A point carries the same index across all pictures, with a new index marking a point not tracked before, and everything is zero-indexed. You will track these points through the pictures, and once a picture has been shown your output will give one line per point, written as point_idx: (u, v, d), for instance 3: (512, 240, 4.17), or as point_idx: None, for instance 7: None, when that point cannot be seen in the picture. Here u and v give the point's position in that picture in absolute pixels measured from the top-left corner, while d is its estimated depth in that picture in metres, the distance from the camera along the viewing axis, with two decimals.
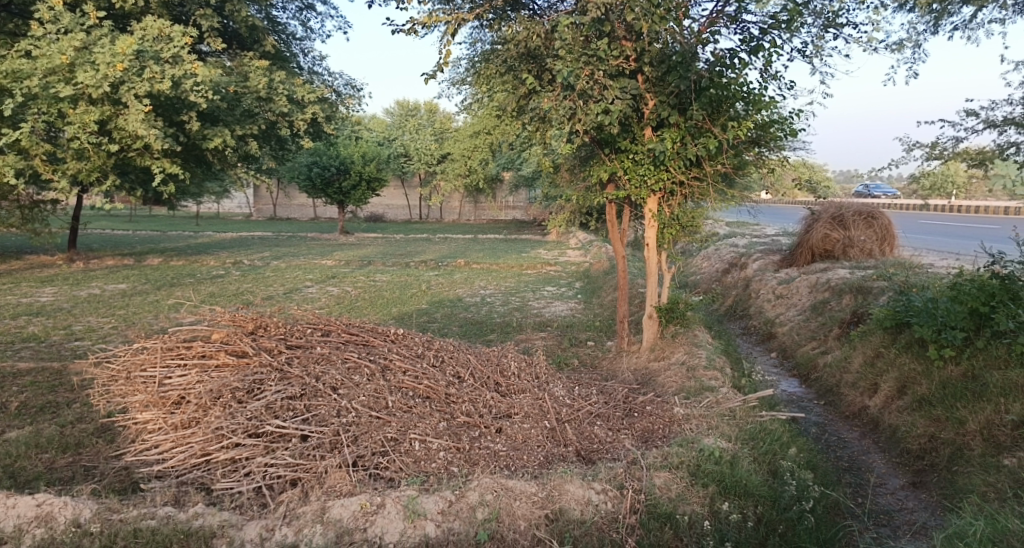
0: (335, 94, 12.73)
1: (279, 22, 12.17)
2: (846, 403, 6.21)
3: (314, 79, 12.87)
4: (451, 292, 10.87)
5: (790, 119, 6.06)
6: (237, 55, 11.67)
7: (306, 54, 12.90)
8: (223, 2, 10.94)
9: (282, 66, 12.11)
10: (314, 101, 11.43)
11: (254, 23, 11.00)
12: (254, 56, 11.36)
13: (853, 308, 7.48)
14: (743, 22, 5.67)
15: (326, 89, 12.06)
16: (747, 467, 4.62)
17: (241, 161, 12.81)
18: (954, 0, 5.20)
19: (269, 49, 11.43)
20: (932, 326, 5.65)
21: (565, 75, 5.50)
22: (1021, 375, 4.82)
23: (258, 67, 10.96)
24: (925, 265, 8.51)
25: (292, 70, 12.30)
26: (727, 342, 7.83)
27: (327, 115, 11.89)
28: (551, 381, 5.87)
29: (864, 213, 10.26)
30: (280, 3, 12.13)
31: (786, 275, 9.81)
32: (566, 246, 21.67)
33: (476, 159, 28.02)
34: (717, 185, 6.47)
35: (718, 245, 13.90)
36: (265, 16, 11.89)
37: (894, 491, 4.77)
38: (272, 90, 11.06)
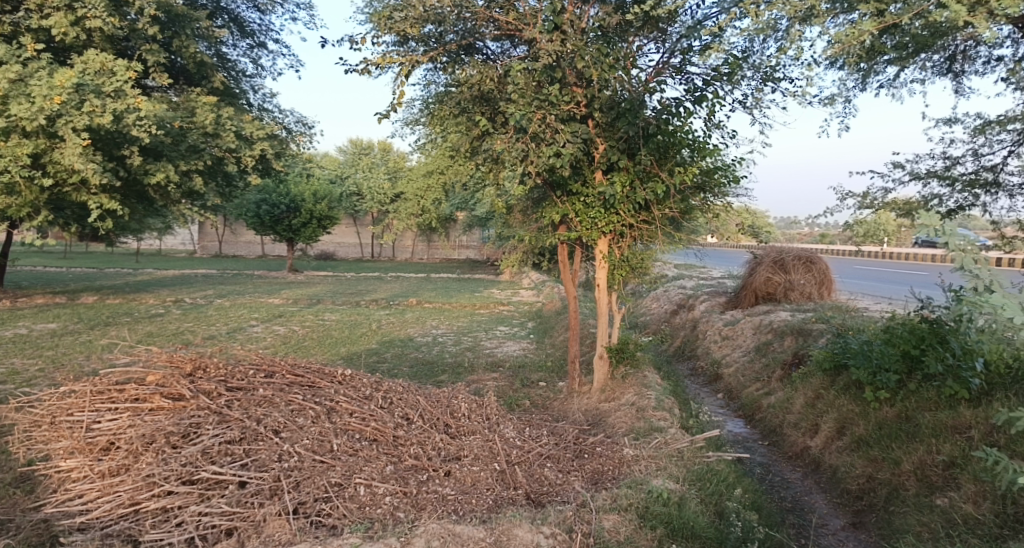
0: (285, 131, 12.67)
1: (229, 59, 12.12)
2: (789, 443, 6.33)
3: (264, 115, 12.80)
4: (402, 332, 10.73)
5: (733, 166, 6.31)
6: (185, 90, 11.52)
7: (256, 91, 12.83)
8: (170, 37, 10.83)
9: (231, 102, 11.99)
10: (263, 137, 11.28)
11: (203, 60, 10.94)
12: (201, 92, 11.20)
13: (794, 350, 7.69)
14: (688, 73, 5.91)
15: (276, 126, 11.99)
16: (694, 509, 4.67)
17: (186, 196, 12.53)
18: (879, 61, 5.20)
19: (218, 85, 11.33)
20: (868, 368, 5.86)
21: (517, 119, 5.59)
22: (950, 416, 5.01)
23: (205, 102, 10.78)
24: (860, 309, 8.85)
25: (241, 107, 12.19)
26: (676, 383, 7.92)
27: (276, 152, 11.81)
28: (501, 422, 5.81)
29: (803, 258, 10.66)
30: (231, 40, 12.11)
31: (731, 317, 10.04)
32: (518, 287, 21.76)
33: (429, 199, 28.15)
34: (665, 228, 6.63)
35: (667, 287, 14.17)
36: (214, 52, 11.83)
37: (835, 531, 4.87)
38: (219, 125, 10.87)
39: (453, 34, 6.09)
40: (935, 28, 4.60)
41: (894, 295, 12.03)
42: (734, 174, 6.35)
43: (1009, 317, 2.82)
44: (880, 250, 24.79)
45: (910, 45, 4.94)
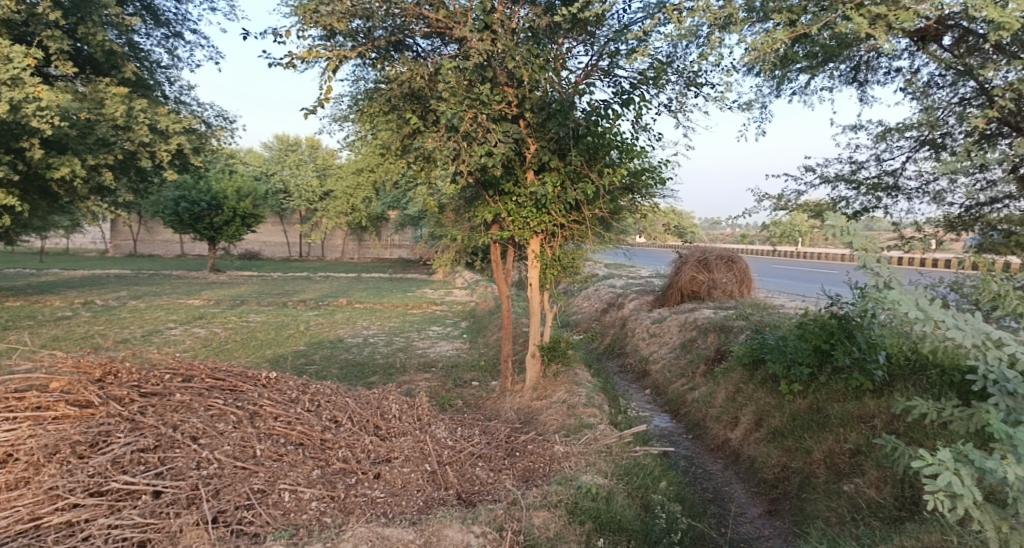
0: (205, 126, 12.15)
1: (142, 49, 11.54)
2: (711, 436, 6.56)
3: (180, 109, 12.28)
4: (332, 333, 10.48)
5: (659, 168, 6.50)
6: (92, 80, 10.87)
7: (173, 83, 12.26)
8: (75, 24, 10.19)
9: (144, 94, 11.43)
10: (180, 131, 10.77)
11: (112, 48, 10.38)
12: (111, 82, 10.59)
13: (717, 346, 7.98)
14: (616, 76, 6.03)
15: (195, 119, 11.49)
16: (621, 503, 4.81)
17: (94, 192, 11.85)
18: (791, 68, 5.33)
19: (129, 75, 10.78)
20: (783, 362, 6.16)
21: (448, 117, 5.56)
22: (855, 406, 5.33)
23: (115, 93, 10.11)
24: (776, 306, 9.27)
25: (156, 99, 11.63)
26: (606, 380, 8.09)
27: (194, 147, 11.31)
28: (433, 423, 5.76)
29: (724, 257, 11.07)
30: (144, 29, 11.52)
31: (658, 315, 10.31)
32: (452, 287, 21.70)
33: (359, 198, 27.68)
34: (595, 228, 6.75)
35: (597, 285, 14.43)
36: (125, 41, 11.24)
37: (752, 519, 5.15)
38: (131, 118, 10.25)
39: (381, 30, 6.00)
40: (841, 39, 4.82)
41: (808, 293, 12.63)
42: (660, 176, 6.54)
43: (904, 313, 3.00)
44: (794, 250, 26.10)
45: (820, 54, 5.15)
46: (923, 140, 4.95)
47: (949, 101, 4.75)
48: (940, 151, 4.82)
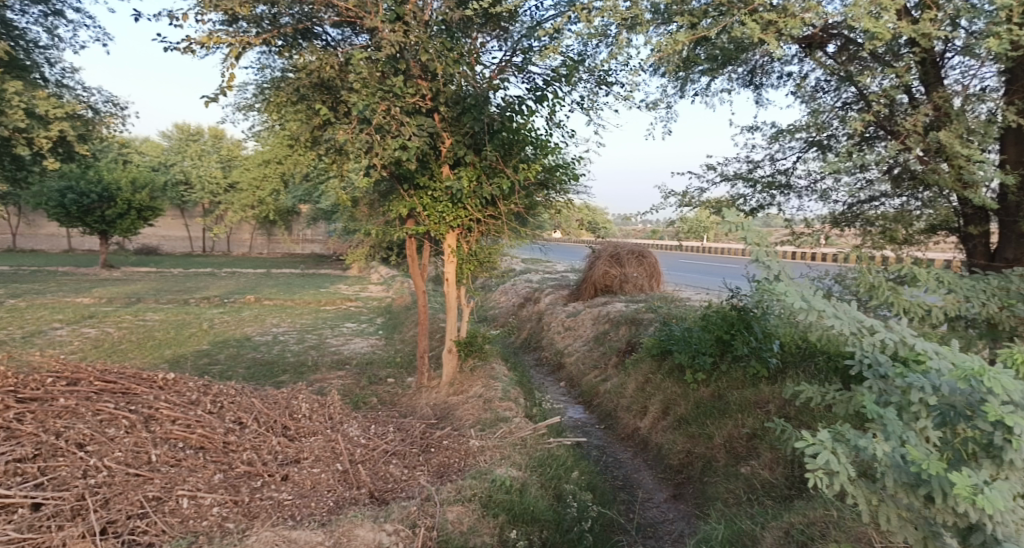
0: (92, 111, 11.30)
1: (16, 26, 10.59)
2: (622, 425, 6.77)
3: (63, 92, 11.38)
4: (238, 331, 10.06)
5: (573, 165, 6.63)
6: None
7: (54, 64, 11.34)
8: None
9: (20, 76, 10.51)
10: (62, 117, 9.98)
11: None
12: None
13: (628, 338, 8.22)
14: (529, 72, 6.09)
15: (78, 103, 10.66)
16: (535, 494, 4.88)
17: None
18: (693, 70, 5.57)
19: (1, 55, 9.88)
20: (689, 351, 6.47)
21: (360, 108, 5.42)
22: (753, 393, 5.68)
23: None
24: (683, 299, 9.65)
25: (33, 81, 10.72)
26: (522, 373, 8.18)
27: (77, 133, 10.52)
28: (345, 421, 5.64)
29: (636, 252, 11.42)
30: (17, 4, 10.56)
31: (573, 309, 10.51)
32: (366, 282, 21.33)
33: (266, 191, 26.65)
34: (510, 223, 6.78)
35: (514, 280, 14.54)
36: None
37: (659, 504, 5.42)
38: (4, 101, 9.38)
39: (288, 17, 5.80)
40: (738, 43, 5.03)
41: (712, 286, 13.19)
42: (573, 172, 6.66)
43: (791, 303, 3.21)
44: (700, 245, 27.32)
45: (720, 57, 5.40)
46: (811, 140, 5.23)
47: (833, 105, 5.06)
48: (826, 152, 5.12)
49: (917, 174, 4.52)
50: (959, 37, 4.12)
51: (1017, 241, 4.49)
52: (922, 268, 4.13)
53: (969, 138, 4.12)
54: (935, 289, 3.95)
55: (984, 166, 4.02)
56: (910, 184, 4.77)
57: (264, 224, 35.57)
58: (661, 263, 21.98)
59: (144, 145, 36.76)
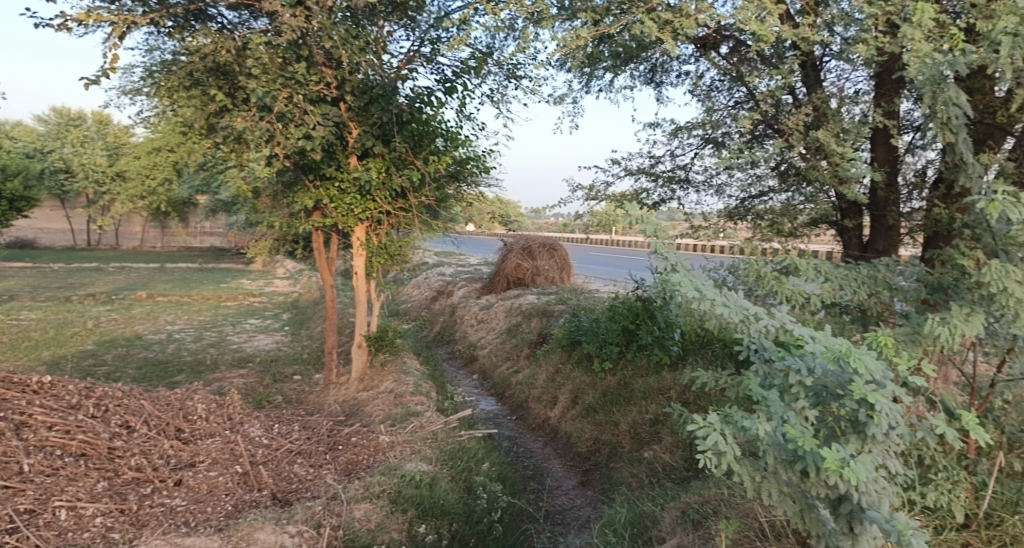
0: None
1: None
2: (533, 416, 6.87)
3: None
4: (127, 330, 9.43)
5: (484, 157, 6.63)
6: None
7: None
8: None
9: None
10: None
11: None
12: None
13: (539, 330, 8.34)
14: (438, 63, 6.02)
15: None
16: (445, 487, 4.87)
17: None
18: (598, 67, 5.68)
19: None
20: (597, 341, 6.67)
21: (260, 96, 5.18)
22: (656, 380, 5.92)
23: None
24: (592, 291, 9.91)
25: None
26: (434, 367, 8.15)
27: None
28: (245, 421, 5.41)
29: (547, 245, 11.65)
30: None
31: (485, 301, 10.57)
32: (271, 277, 20.54)
33: (158, 179, 25.38)
34: (421, 216, 6.70)
35: (427, 274, 14.44)
36: None
37: (567, 491, 5.55)
38: None
39: None
40: (639, 41, 5.18)
41: (619, 277, 13.62)
42: (485, 164, 6.66)
43: (685, 292, 3.35)
44: (609, 238, 28.27)
45: (622, 55, 5.54)
46: (707, 137, 5.47)
47: (727, 104, 5.31)
48: (721, 149, 5.37)
49: (802, 170, 4.82)
50: (835, 43, 4.41)
51: (886, 234, 4.86)
52: (803, 259, 4.41)
53: (845, 137, 4.44)
54: (814, 278, 4.23)
55: (856, 164, 4.30)
56: (796, 179, 5.11)
57: (160, 216, 33.56)
58: (571, 256, 22.56)
59: (18, 129, 33.67)
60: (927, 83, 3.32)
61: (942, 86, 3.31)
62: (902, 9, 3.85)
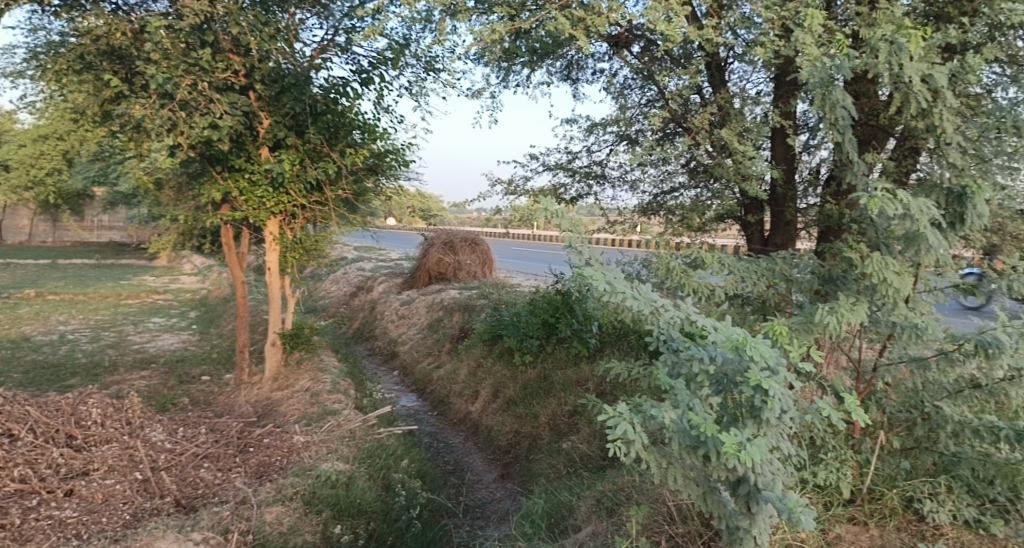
0: None
1: None
2: (454, 410, 6.86)
3: None
4: (11, 332, 8.72)
5: (403, 150, 6.53)
6: None
7: None
8: None
9: None
10: None
11: None
12: None
13: (460, 324, 8.33)
14: (353, 53, 5.86)
15: None
16: (362, 486, 4.79)
17: None
18: (516, 62, 5.71)
19: None
20: (518, 335, 6.76)
21: (160, 82, 4.89)
22: (574, 372, 6.05)
23: None
24: (513, 285, 10.02)
25: None
26: (352, 364, 7.99)
27: None
28: (146, 425, 5.13)
29: (468, 240, 11.70)
30: None
31: (407, 297, 10.48)
32: (177, 273, 19.53)
33: (48, 169, 23.42)
34: (338, 210, 6.54)
35: (346, 269, 14.15)
36: None
37: (487, 485, 5.58)
38: None
39: None
40: (554, 37, 5.23)
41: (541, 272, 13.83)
42: (404, 158, 6.56)
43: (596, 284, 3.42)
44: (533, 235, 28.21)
45: (539, 50, 5.59)
46: (622, 134, 5.59)
47: (639, 102, 5.45)
48: (635, 145, 5.51)
49: (710, 168, 5.01)
50: (738, 45, 4.61)
51: (785, 229, 5.21)
52: (710, 252, 4.59)
53: (746, 136, 4.66)
54: (718, 271, 4.42)
55: (756, 162, 4.51)
56: (704, 176, 5.32)
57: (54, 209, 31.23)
58: (499, 254, 21.29)
59: None
60: (818, 86, 3.51)
61: (830, 88, 3.50)
62: (796, 14, 4.07)
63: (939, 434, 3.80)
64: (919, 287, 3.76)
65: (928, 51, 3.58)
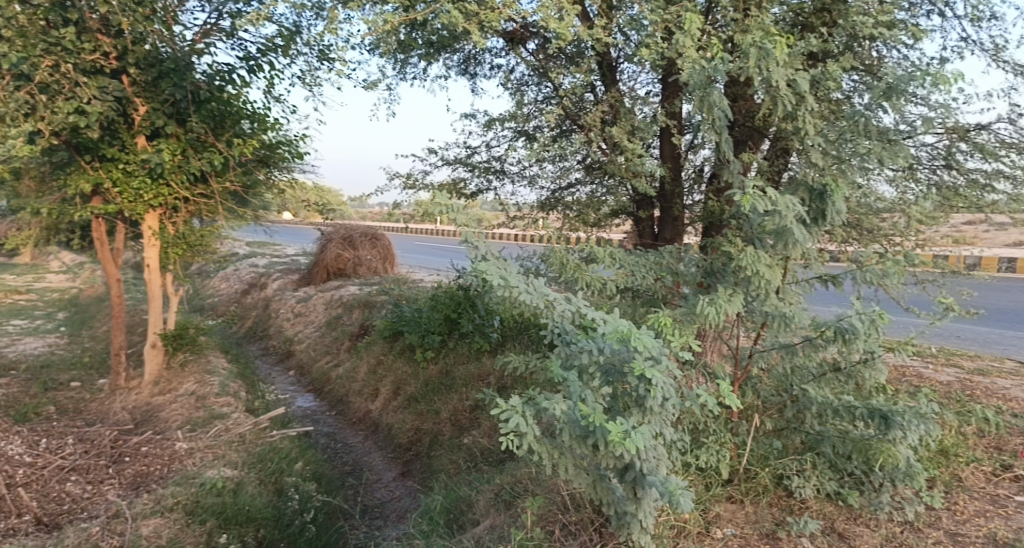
0: None
1: None
2: (353, 410, 6.71)
3: None
4: None
5: (296, 141, 6.30)
6: None
7: None
8: None
9: None
10: None
11: None
12: None
13: (360, 322, 8.16)
14: (239, 39, 5.60)
15: None
16: (251, 492, 4.57)
17: None
18: (412, 54, 5.64)
19: None
20: (419, 331, 6.70)
21: (15, 62, 4.44)
22: (476, 367, 6.07)
23: None
24: (415, 280, 9.97)
25: None
26: (243, 365, 7.64)
27: None
28: (2, 439, 4.66)
29: (368, 235, 11.48)
30: None
31: (303, 294, 10.16)
32: (42, 272, 17.85)
33: None
34: (226, 203, 6.23)
35: (237, 267, 13.53)
36: None
37: (387, 484, 5.49)
38: None
39: None
40: (448, 31, 5.20)
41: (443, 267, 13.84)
42: (297, 149, 6.33)
43: (489, 278, 3.40)
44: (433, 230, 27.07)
45: (435, 43, 5.54)
46: (519, 129, 5.64)
47: (535, 99, 5.53)
48: (532, 141, 5.57)
49: (604, 164, 5.13)
50: (627, 46, 4.77)
51: (673, 224, 5.43)
52: (602, 247, 4.71)
53: (636, 134, 4.81)
54: (610, 265, 4.54)
55: (645, 160, 4.66)
56: (599, 172, 5.49)
57: None
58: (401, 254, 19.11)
59: None
60: (698, 88, 3.65)
61: (708, 90, 3.67)
62: (677, 18, 4.24)
63: (805, 415, 4.10)
64: (789, 278, 4.05)
65: (794, 58, 3.85)
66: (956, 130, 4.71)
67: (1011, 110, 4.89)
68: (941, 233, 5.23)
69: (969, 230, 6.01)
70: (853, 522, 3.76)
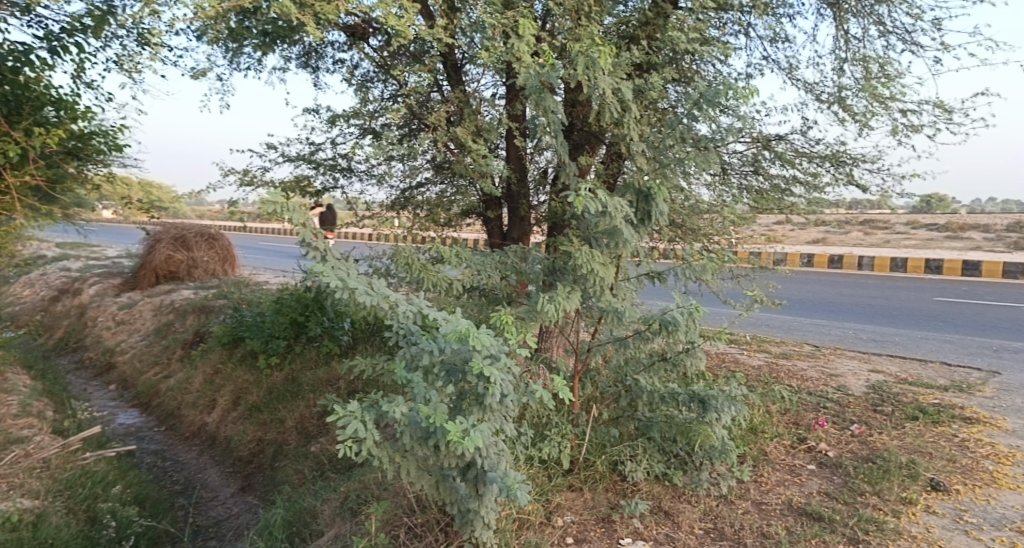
0: None
1: None
2: (186, 424, 6.24)
3: None
4: None
5: (113, 132, 5.74)
6: None
7: None
8: None
9: None
10: None
11: None
12: None
13: (195, 328, 7.58)
14: (36, 15, 4.94)
15: None
16: (57, 523, 4.07)
17: None
18: (244, 43, 5.31)
19: None
20: (261, 337, 6.41)
21: None
22: (324, 371, 5.85)
23: None
24: (257, 282, 9.48)
25: None
26: (51, 382, 6.81)
27: None
28: None
29: (204, 235, 10.67)
30: None
31: (127, 300, 9.29)
32: None
33: None
34: (26, 200, 5.45)
35: (45, 271, 12.10)
36: None
37: (224, 501, 5.15)
38: None
39: None
40: (282, 21, 4.96)
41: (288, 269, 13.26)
42: (115, 141, 5.78)
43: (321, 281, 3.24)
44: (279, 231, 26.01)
45: (269, 34, 5.25)
46: (366, 127, 5.47)
47: (380, 96, 5.40)
48: (378, 139, 5.45)
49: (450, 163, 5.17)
50: (467, 48, 4.80)
51: (520, 224, 5.59)
52: (449, 246, 4.70)
53: (480, 135, 4.86)
54: (456, 265, 4.53)
55: (490, 160, 4.70)
56: (448, 172, 5.50)
57: None
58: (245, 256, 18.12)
59: None
60: (533, 91, 3.72)
61: (543, 95, 3.77)
62: (514, 23, 4.32)
63: (638, 403, 4.35)
64: (621, 275, 4.28)
65: (619, 68, 4.08)
66: (759, 140, 5.26)
67: (803, 123, 5.50)
68: (752, 232, 5.82)
69: (774, 229, 6.75)
70: (677, 499, 4.06)
